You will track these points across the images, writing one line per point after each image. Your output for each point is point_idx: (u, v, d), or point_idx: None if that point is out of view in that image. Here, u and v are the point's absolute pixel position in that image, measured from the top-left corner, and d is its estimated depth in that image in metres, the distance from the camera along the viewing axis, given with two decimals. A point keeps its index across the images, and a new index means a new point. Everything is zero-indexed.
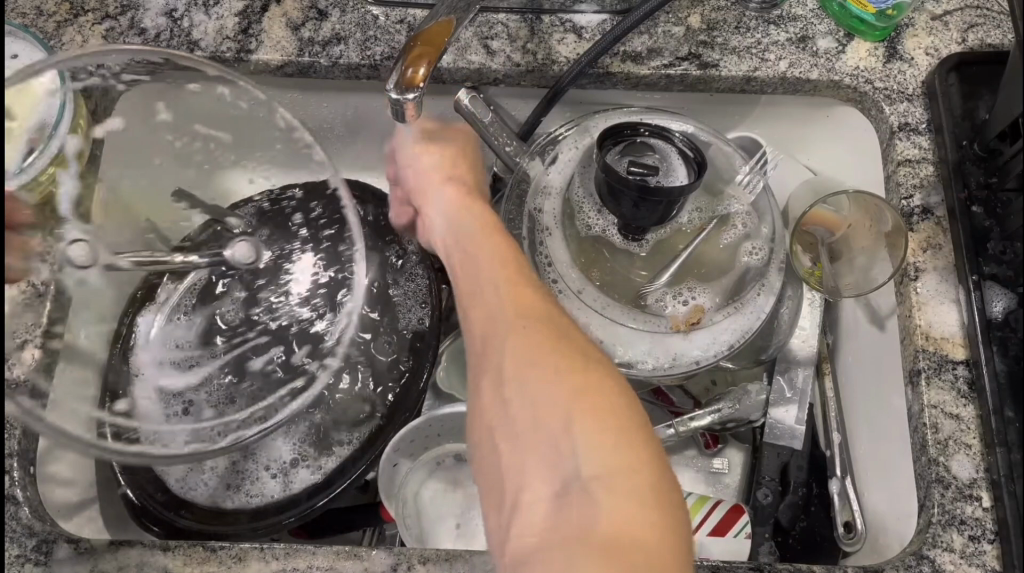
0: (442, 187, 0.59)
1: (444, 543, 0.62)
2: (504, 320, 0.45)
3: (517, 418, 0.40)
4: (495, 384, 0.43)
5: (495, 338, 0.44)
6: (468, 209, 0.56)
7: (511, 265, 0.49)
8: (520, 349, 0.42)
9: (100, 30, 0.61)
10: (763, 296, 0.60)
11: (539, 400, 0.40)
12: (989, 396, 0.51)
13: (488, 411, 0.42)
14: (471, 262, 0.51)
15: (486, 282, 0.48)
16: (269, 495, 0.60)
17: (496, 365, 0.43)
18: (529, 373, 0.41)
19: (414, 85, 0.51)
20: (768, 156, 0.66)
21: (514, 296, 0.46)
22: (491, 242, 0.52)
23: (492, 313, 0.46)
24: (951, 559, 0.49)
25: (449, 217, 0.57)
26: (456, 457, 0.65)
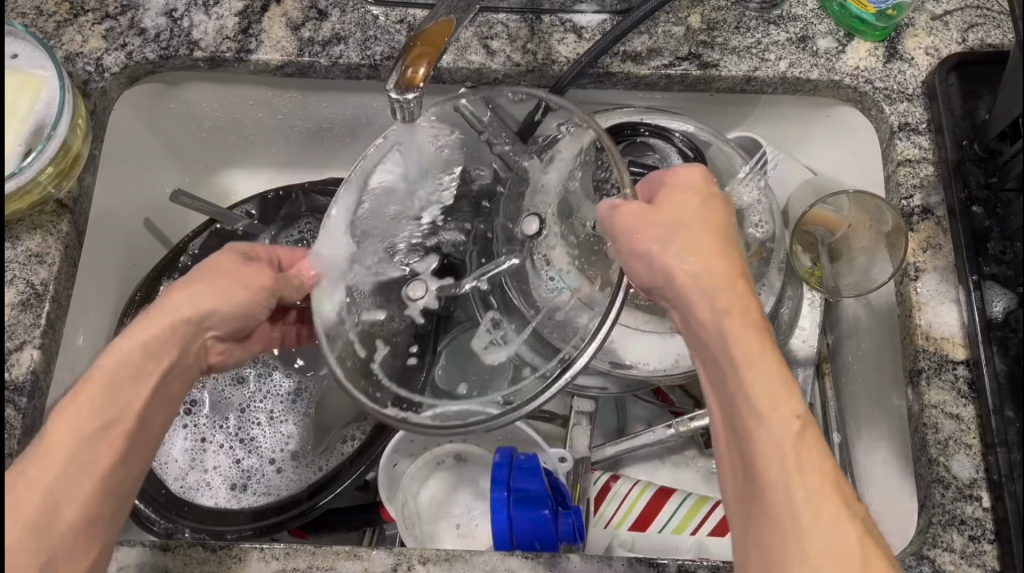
0: (662, 228, 0.44)
1: (444, 542, 0.62)
2: (782, 437, 0.37)
3: (778, 516, 0.36)
4: (765, 507, 0.36)
5: (754, 440, 0.37)
6: (702, 246, 0.43)
7: (773, 367, 0.39)
8: (816, 504, 0.35)
9: (100, 30, 0.61)
10: (763, 296, 0.61)
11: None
12: (989, 396, 0.51)
13: (772, 556, 0.35)
14: (713, 341, 0.41)
15: (755, 385, 0.38)
16: (269, 495, 0.61)
17: (772, 489, 0.36)
18: (782, 474, 0.36)
19: (414, 85, 0.50)
20: (767, 156, 0.66)
21: (792, 408, 0.38)
22: (699, 307, 0.42)
23: (734, 372, 0.39)
24: (951, 559, 0.49)
25: (687, 267, 0.43)
26: (456, 457, 0.64)
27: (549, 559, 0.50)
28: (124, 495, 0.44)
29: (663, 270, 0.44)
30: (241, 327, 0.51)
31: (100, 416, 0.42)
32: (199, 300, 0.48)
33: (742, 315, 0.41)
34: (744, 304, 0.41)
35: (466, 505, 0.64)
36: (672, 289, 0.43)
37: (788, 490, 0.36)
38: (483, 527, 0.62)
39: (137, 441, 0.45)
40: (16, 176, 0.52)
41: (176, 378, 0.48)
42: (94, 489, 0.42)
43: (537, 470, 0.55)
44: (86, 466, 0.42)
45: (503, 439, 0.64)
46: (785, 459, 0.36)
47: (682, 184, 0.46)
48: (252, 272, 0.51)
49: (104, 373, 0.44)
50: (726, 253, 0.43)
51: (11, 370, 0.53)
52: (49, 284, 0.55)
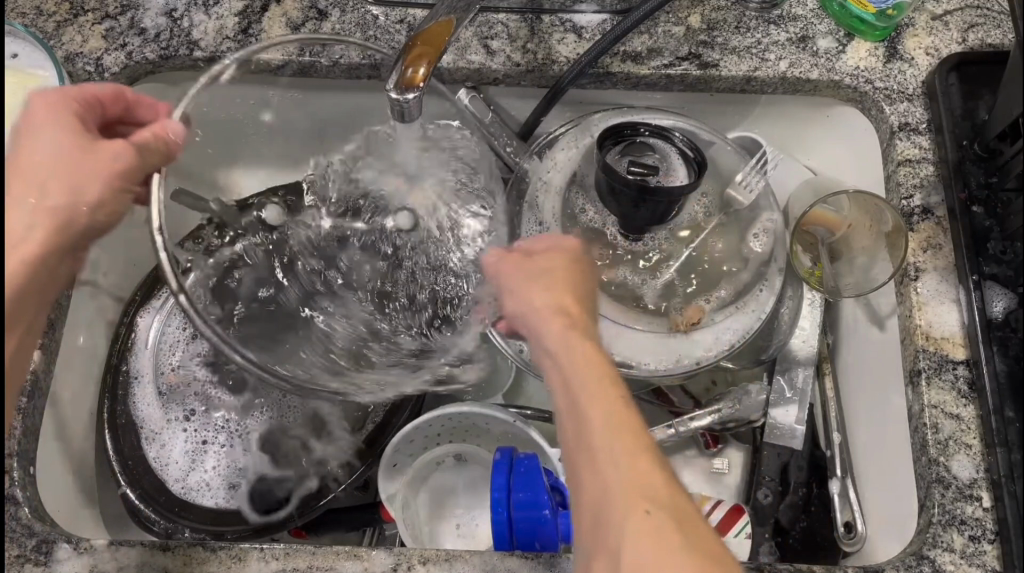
0: (538, 267, 0.52)
1: (444, 543, 0.62)
2: (610, 420, 0.40)
3: (599, 469, 0.39)
4: (585, 475, 0.40)
5: (584, 428, 0.41)
6: (557, 287, 0.50)
7: (604, 369, 0.44)
8: (627, 453, 0.39)
9: (100, 30, 0.61)
10: (763, 295, 0.60)
11: (642, 532, 0.36)
12: (989, 397, 0.51)
13: (597, 525, 0.38)
14: (558, 357, 0.46)
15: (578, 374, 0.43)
16: (271, 494, 0.61)
17: (596, 465, 0.39)
18: (611, 430, 0.40)
19: (414, 84, 0.51)
20: (768, 156, 0.65)
21: (614, 396, 0.42)
22: (548, 329, 0.47)
23: (571, 355, 0.45)
24: (951, 559, 0.49)
25: (545, 300, 0.49)
26: (456, 458, 0.64)
27: (549, 559, 0.50)
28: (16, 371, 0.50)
29: (522, 304, 0.50)
30: (92, 227, 0.52)
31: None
32: (66, 189, 0.48)
33: (584, 334, 0.47)
34: (585, 329, 0.48)
35: (467, 506, 0.64)
36: (532, 321, 0.49)
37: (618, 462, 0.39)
38: (483, 528, 0.63)
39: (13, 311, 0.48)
40: None
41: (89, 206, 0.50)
42: None
43: (536, 471, 0.55)
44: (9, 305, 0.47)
45: (503, 438, 0.64)
46: (591, 437, 0.40)
47: (553, 245, 0.54)
48: (107, 152, 0.50)
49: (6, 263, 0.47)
50: (572, 290, 0.50)
51: None
52: None
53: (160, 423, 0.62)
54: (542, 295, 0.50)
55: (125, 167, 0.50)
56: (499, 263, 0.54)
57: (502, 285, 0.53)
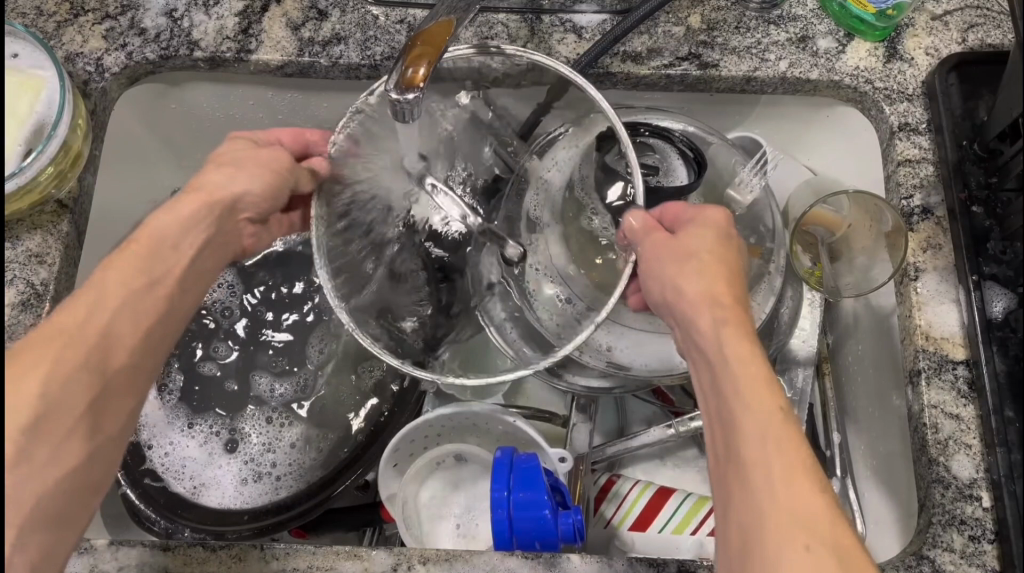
0: (680, 257, 0.47)
1: (444, 543, 0.62)
2: (772, 428, 0.38)
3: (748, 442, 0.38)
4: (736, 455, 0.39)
5: (740, 438, 0.39)
6: (711, 275, 0.46)
7: (762, 370, 0.41)
8: (790, 470, 0.37)
9: (100, 30, 0.61)
10: (761, 298, 0.61)
11: (794, 564, 0.34)
12: (989, 396, 0.51)
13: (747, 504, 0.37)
14: (708, 352, 0.43)
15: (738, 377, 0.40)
16: (268, 494, 0.60)
17: (757, 454, 0.38)
18: (758, 413, 0.39)
19: (414, 84, 0.50)
20: (767, 157, 0.64)
21: (767, 384, 0.40)
22: (699, 318, 0.44)
23: (762, 419, 0.39)
24: (951, 559, 0.49)
25: (695, 287, 0.45)
26: (456, 457, 0.64)
27: (549, 559, 0.50)
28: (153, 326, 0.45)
29: (664, 288, 0.47)
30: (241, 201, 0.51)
31: (146, 272, 0.46)
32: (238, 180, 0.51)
33: (739, 331, 0.43)
34: (742, 324, 0.43)
35: (467, 505, 0.64)
36: (677, 308, 0.46)
37: (771, 466, 0.37)
38: (483, 528, 0.62)
39: (185, 279, 0.48)
40: (16, 176, 0.52)
41: (211, 252, 0.51)
42: (137, 338, 0.44)
43: (538, 469, 0.55)
44: (140, 306, 0.45)
45: (503, 438, 0.63)
46: (765, 461, 0.37)
47: (693, 221, 0.50)
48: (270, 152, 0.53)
49: (151, 232, 0.47)
50: (729, 279, 0.46)
51: None
52: (49, 284, 0.55)
53: (164, 426, 0.62)
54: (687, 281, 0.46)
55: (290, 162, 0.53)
56: (646, 235, 0.50)
57: (646, 262, 0.49)
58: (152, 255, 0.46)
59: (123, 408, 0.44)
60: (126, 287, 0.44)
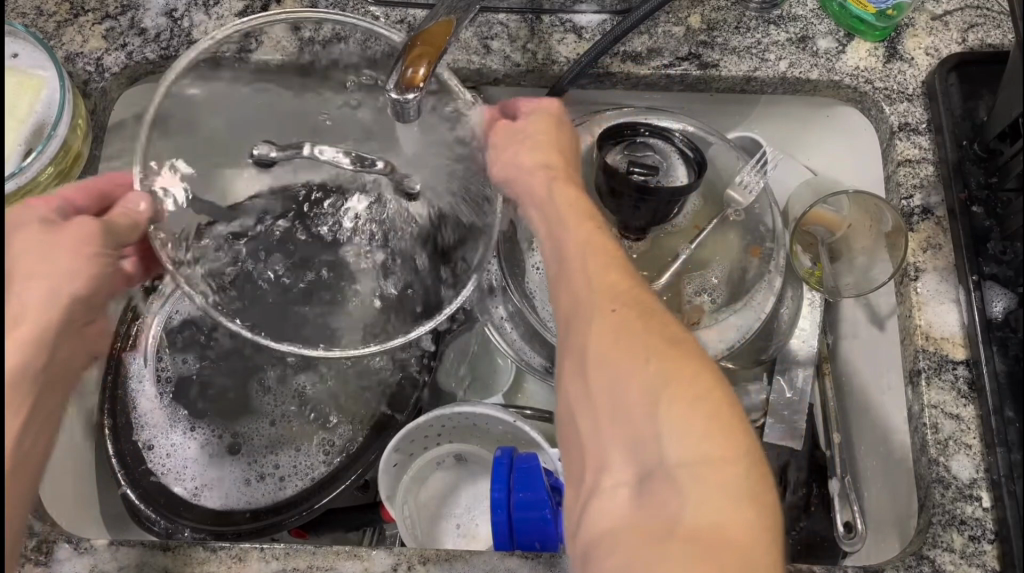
0: (523, 135, 0.58)
1: (445, 542, 0.62)
2: (588, 242, 0.47)
3: (575, 271, 0.46)
4: (569, 285, 0.45)
5: (567, 256, 0.47)
6: (543, 150, 0.58)
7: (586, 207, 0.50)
8: (601, 280, 0.44)
9: (100, 30, 0.61)
10: (762, 297, 0.61)
11: (607, 328, 0.41)
12: (989, 396, 0.51)
13: (576, 318, 0.43)
14: (542, 204, 0.54)
15: (568, 218, 0.49)
16: (266, 495, 0.61)
17: (582, 279, 0.45)
18: (586, 248, 0.46)
19: (414, 85, 0.50)
20: (768, 156, 0.64)
21: (583, 222, 0.48)
22: (534, 181, 0.56)
23: (581, 251, 0.46)
24: (951, 559, 0.49)
25: (530, 159, 0.57)
26: (456, 457, 0.64)
27: (549, 559, 0.50)
28: (19, 504, 0.48)
29: (511, 166, 0.56)
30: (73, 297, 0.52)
31: (2, 451, 0.47)
32: (42, 288, 0.50)
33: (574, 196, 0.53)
34: (567, 179, 0.56)
35: (467, 505, 0.64)
36: (518, 180, 0.57)
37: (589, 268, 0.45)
38: (483, 528, 0.63)
39: (38, 405, 0.51)
40: (16, 176, 0.52)
41: (42, 389, 0.51)
42: (8, 521, 0.46)
43: (538, 470, 0.55)
44: (3, 488, 0.47)
45: (503, 438, 0.63)
46: (585, 268, 0.45)
47: (533, 109, 0.59)
48: (70, 231, 0.51)
49: (9, 381, 0.48)
50: (560, 150, 0.57)
51: None
52: None
53: (163, 427, 0.62)
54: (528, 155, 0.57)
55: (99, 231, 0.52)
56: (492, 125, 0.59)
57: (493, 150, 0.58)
58: (17, 388, 0.49)
59: None
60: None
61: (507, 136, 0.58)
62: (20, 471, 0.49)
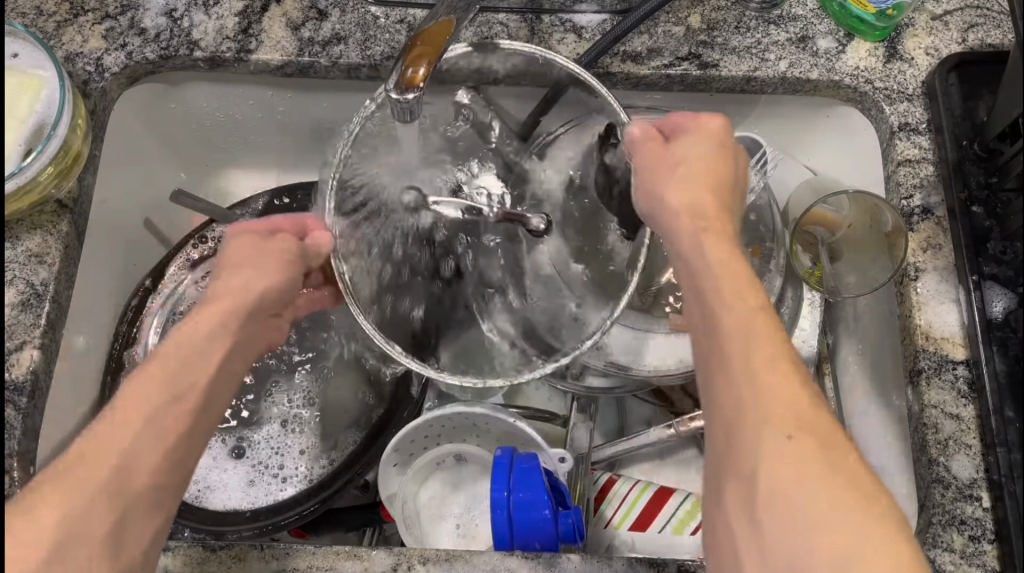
0: (664, 164, 0.50)
1: (444, 543, 0.62)
2: (751, 335, 0.40)
3: (747, 370, 0.39)
4: (726, 383, 0.39)
5: (726, 343, 0.40)
6: (694, 183, 0.48)
7: (744, 278, 0.43)
8: (776, 388, 0.38)
9: (100, 30, 0.61)
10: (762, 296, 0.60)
11: (786, 462, 0.36)
12: (989, 396, 0.51)
13: (735, 436, 0.38)
14: (688, 256, 0.45)
15: (728, 294, 0.42)
16: (268, 495, 0.61)
17: (748, 385, 0.38)
18: (757, 338, 0.40)
19: (414, 85, 0.50)
20: (768, 155, 0.64)
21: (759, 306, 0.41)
22: (679, 228, 0.46)
23: (741, 346, 0.39)
24: (951, 559, 0.49)
25: (676, 195, 0.47)
26: (456, 458, 0.64)
27: (548, 559, 0.50)
28: (211, 414, 0.47)
29: (657, 202, 0.49)
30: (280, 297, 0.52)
31: (171, 386, 0.44)
32: (243, 280, 0.50)
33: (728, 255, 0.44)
34: (723, 230, 0.45)
35: (467, 505, 0.64)
36: (660, 219, 0.48)
37: (761, 371, 0.38)
38: (483, 528, 0.63)
39: (208, 393, 0.46)
40: (16, 176, 0.52)
41: (239, 357, 0.49)
42: (166, 455, 0.43)
43: (538, 470, 0.54)
44: (165, 421, 0.43)
45: (503, 439, 0.63)
46: (759, 371, 0.38)
47: (692, 126, 0.51)
48: (276, 243, 0.54)
49: (185, 338, 0.46)
50: (712, 185, 0.48)
51: (11, 370, 0.53)
52: (49, 284, 0.55)
53: None
54: (672, 181, 0.49)
55: (298, 251, 0.54)
56: (641, 142, 0.51)
57: (641, 174, 0.51)
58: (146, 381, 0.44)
59: (144, 533, 0.42)
60: (150, 402, 0.43)
61: (660, 156, 0.50)
62: (200, 432, 0.46)
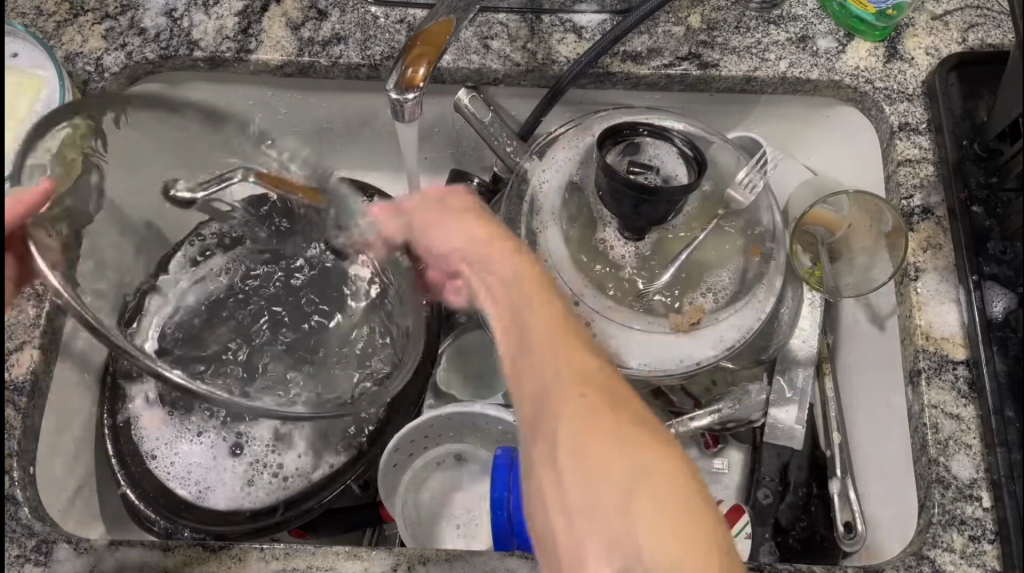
0: (428, 208, 0.57)
1: (446, 542, 0.62)
2: (555, 326, 0.45)
3: (540, 357, 0.43)
4: (525, 367, 0.43)
5: (533, 333, 0.45)
6: (463, 226, 0.55)
7: (542, 287, 0.49)
8: (569, 362, 0.42)
9: (100, 30, 0.61)
10: (763, 295, 0.60)
11: (580, 411, 0.39)
12: (989, 396, 0.51)
13: (540, 405, 0.41)
14: (485, 262, 0.52)
15: (537, 298, 0.47)
16: (267, 495, 0.60)
17: (540, 366, 0.42)
18: (551, 330, 0.44)
19: (413, 84, 0.51)
20: (768, 156, 0.64)
21: (543, 304, 0.47)
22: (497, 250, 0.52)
23: (543, 338, 0.44)
24: (951, 559, 0.49)
25: (469, 235, 0.54)
26: (456, 457, 0.65)
27: None
28: None
29: (455, 245, 0.55)
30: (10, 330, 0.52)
31: None
32: None
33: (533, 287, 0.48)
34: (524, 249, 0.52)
35: (467, 505, 0.64)
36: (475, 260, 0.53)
37: (554, 372, 0.42)
38: (483, 528, 0.63)
39: None
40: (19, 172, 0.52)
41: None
42: None
43: None
44: None
45: (503, 438, 0.63)
46: (552, 376, 0.42)
47: (451, 196, 0.58)
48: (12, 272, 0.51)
49: None
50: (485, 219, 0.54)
51: (11, 370, 0.54)
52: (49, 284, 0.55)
53: (163, 426, 0.62)
54: (457, 230, 0.55)
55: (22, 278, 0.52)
56: (441, 200, 0.58)
57: (418, 231, 0.58)
58: None
59: None
60: None
61: (433, 206, 0.58)
62: None
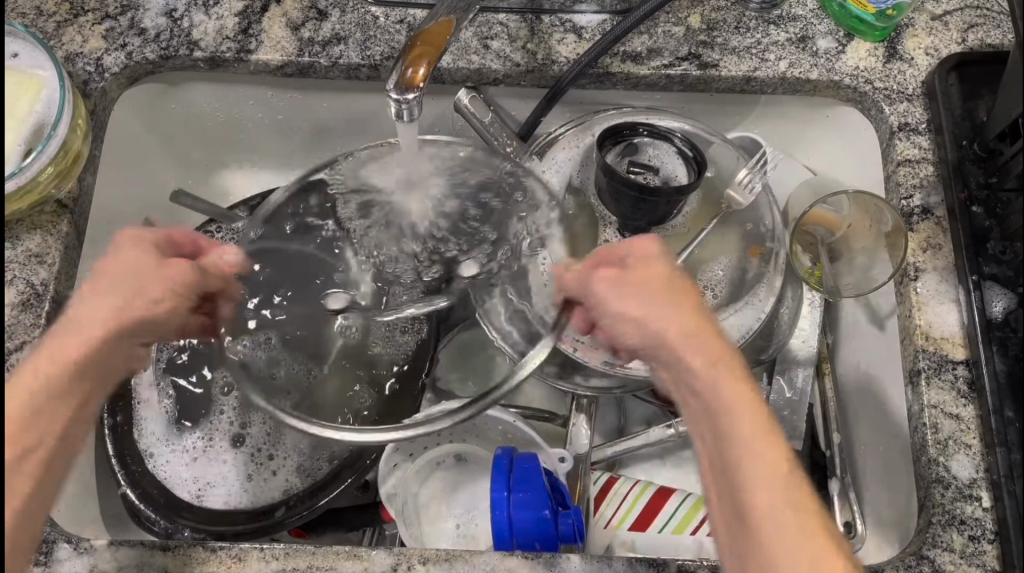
0: (637, 285, 0.44)
1: (443, 543, 0.61)
2: (758, 451, 0.39)
3: (750, 484, 0.38)
4: (735, 485, 0.39)
5: (736, 455, 0.39)
6: (644, 296, 0.43)
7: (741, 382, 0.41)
8: (789, 496, 0.38)
9: (100, 30, 0.61)
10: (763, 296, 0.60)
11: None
12: (989, 396, 0.51)
13: (758, 551, 0.37)
14: (701, 391, 0.41)
15: (738, 408, 0.40)
16: (268, 493, 0.61)
17: (759, 495, 0.38)
18: (753, 445, 0.39)
19: (414, 84, 0.51)
20: (768, 156, 0.64)
21: (752, 417, 0.40)
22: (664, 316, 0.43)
23: (748, 457, 0.39)
24: (951, 559, 0.49)
25: (670, 327, 0.42)
26: (456, 458, 0.64)
27: (549, 560, 0.50)
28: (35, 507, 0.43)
29: (629, 336, 0.44)
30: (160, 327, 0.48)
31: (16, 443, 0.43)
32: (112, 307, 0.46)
33: (718, 369, 0.41)
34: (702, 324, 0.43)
35: (467, 505, 0.62)
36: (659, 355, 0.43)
37: (779, 517, 0.37)
38: (483, 527, 0.61)
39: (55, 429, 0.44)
40: (16, 176, 0.52)
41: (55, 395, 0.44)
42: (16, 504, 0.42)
43: (538, 470, 0.55)
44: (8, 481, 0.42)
45: (503, 439, 0.64)
46: (749, 450, 0.39)
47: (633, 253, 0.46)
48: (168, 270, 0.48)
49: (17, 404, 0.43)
50: (670, 289, 0.44)
51: (9, 371, 0.52)
52: (49, 284, 0.55)
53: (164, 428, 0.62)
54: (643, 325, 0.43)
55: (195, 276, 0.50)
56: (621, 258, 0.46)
57: (596, 298, 0.45)
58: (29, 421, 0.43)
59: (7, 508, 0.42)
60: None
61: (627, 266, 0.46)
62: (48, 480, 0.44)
